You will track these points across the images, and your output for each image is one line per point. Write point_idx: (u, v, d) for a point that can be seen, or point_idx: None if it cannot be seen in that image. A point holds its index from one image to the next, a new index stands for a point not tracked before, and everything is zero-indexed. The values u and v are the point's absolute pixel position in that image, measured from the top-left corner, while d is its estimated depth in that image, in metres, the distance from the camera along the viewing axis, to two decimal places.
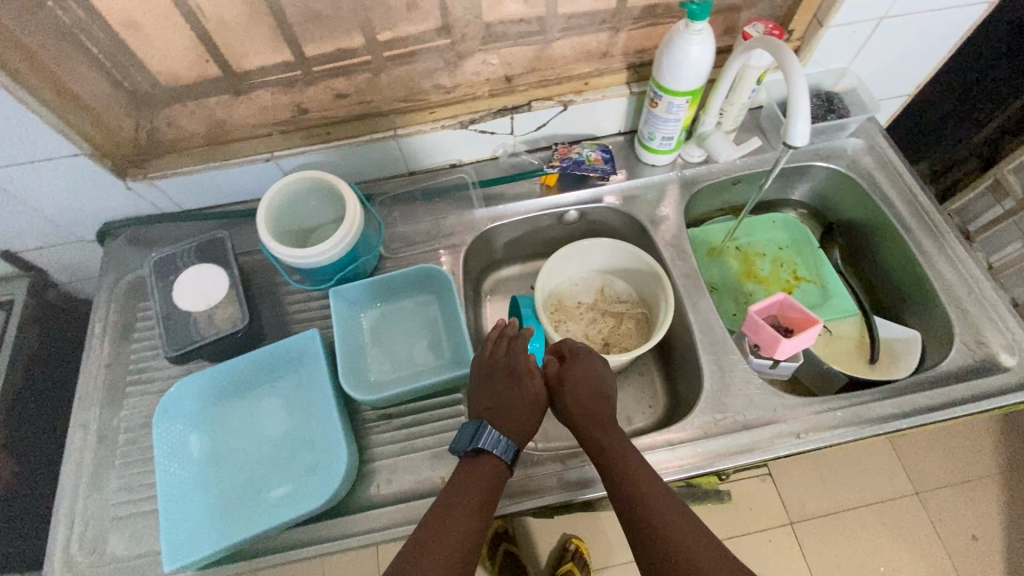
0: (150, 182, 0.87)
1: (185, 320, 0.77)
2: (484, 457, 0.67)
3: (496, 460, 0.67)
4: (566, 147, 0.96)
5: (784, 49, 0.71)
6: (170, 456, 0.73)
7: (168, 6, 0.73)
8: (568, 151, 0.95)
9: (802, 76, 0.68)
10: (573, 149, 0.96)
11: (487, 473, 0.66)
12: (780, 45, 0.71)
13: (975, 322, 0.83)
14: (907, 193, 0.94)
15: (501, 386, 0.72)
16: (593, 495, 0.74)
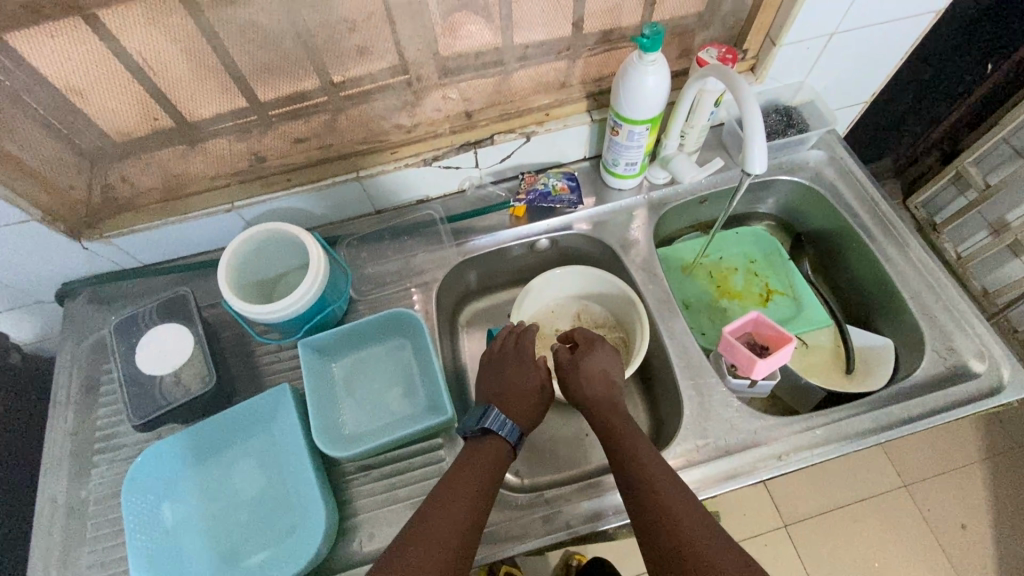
0: (108, 242, 0.85)
1: (150, 386, 0.75)
2: (492, 439, 0.73)
3: (500, 442, 0.73)
4: (531, 177, 0.95)
5: (736, 77, 0.71)
6: (140, 528, 0.70)
7: (108, 77, 0.68)
8: (535, 183, 0.95)
9: (755, 105, 0.69)
10: (539, 178, 0.96)
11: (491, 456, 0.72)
12: (732, 74, 0.72)
13: (945, 328, 0.84)
14: (871, 204, 0.96)
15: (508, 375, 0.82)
16: (606, 527, 0.74)
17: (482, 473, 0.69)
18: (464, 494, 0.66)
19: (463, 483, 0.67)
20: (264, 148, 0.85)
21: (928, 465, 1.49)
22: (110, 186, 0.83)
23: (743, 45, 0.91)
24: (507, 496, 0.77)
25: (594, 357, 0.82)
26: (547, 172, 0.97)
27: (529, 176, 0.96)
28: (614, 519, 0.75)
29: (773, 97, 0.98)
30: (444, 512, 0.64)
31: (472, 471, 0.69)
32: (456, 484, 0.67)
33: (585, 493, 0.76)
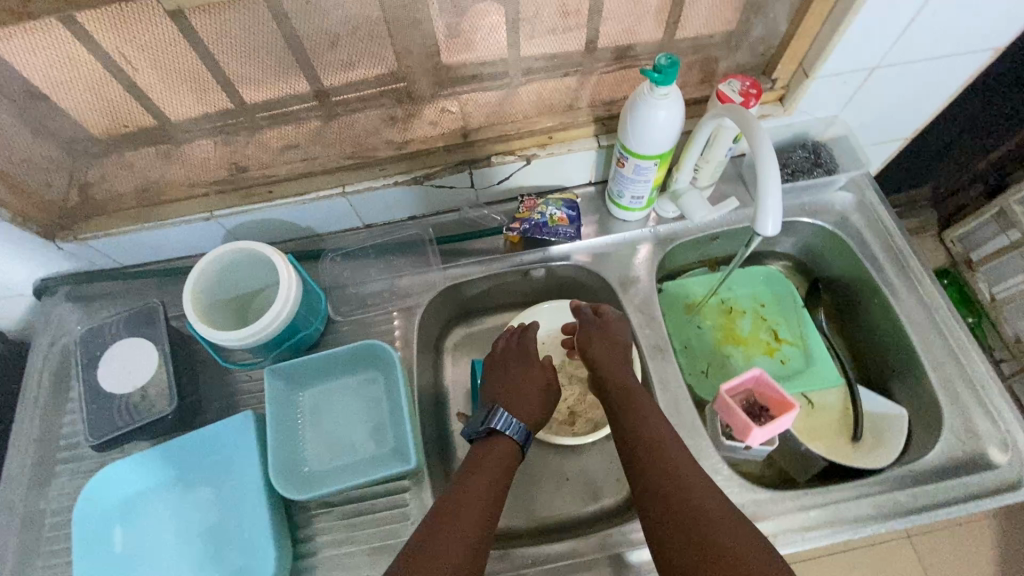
0: (83, 244, 0.82)
1: (109, 406, 0.72)
2: (500, 441, 0.73)
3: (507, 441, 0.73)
4: (531, 203, 0.89)
5: (756, 125, 0.64)
6: (88, 553, 0.68)
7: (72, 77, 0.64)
8: (533, 211, 0.88)
9: (771, 163, 0.62)
10: (536, 207, 0.88)
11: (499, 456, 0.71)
12: (751, 121, 0.65)
13: (967, 408, 0.77)
14: (899, 258, 0.87)
15: (510, 378, 0.81)
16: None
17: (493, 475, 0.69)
18: (476, 495, 0.65)
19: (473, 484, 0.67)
20: (245, 158, 0.80)
21: (967, 534, 1.30)
22: (85, 187, 0.79)
23: (772, 73, 0.82)
24: None
25: (597, 347, 0.79)
26: (547, 199, 0.90)
27: (528, 202, 0.89)
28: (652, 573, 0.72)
29: (803, 131, 0.90)
30: (454, 512, 0.63)
31: (483, 476, 0.68)
32: (466, 486, 0.66)
33: (557, 562, 0.73)
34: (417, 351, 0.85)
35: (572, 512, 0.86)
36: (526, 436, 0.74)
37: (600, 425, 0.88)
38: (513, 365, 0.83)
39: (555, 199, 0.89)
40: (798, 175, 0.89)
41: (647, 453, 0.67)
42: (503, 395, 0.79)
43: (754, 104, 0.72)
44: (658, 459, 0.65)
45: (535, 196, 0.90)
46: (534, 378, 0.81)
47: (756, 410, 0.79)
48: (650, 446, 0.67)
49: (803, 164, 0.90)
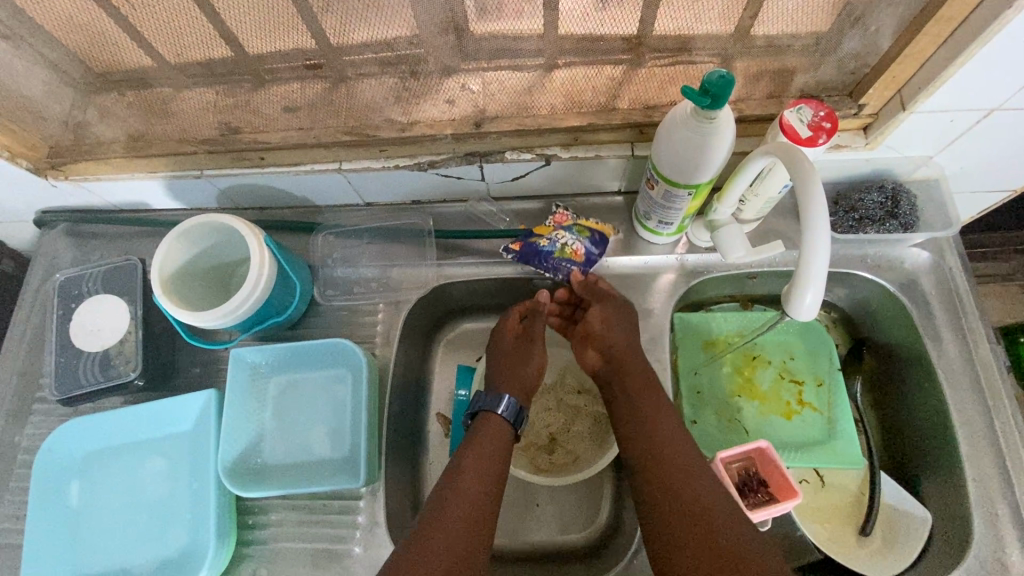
0: (76, 184, 0.79)
1: (76, 361, 0.73)
2: (488, 418, 0.70)
3: (499, 418, 0.71)
4: (558, 223, 0.77)
5: (807, 166, 0.51)
6: (44, 503, 0.69)
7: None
8: (556, 233, 0.76)
9: (820, 227, 0.50)
10: (557, 229, 0.76)
11: (497, 428, 0.70)
12: (801, 159, 0.52)
13: (1004, 534, 0.65)
14: (967, 341, 0.74)
15: (500, 356, 0.77)
16: None
17: (497, 438, 0.69)
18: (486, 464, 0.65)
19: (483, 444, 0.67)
20: (239, 119, 0.73)
21: None
22: (79, 128, 0.75)
23: (860, 97, 0.67)
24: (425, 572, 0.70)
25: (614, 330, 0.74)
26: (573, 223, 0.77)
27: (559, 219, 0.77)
28: None
29: (885, 169, 0.75)
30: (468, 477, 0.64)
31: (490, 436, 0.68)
32: (480, 446, 0.67)
33: None
34: (397, 352, 0.79)
35: (535, 545, 0.78)
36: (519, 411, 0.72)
37: (580, 460, 0.80)
38: (507, 339, 0.78)
39: (584, 228, 0.77)
40: (866, 224, 0.75)
41: (649, 444, 0.66)
42: (494, 373, 0.76)
43: (824, 140, 0.58)
44: (657, 454, 0.65)
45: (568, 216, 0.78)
46: (530, 353, 0.77)
47: (752, 483, 0.70)
48: (652, 435, 0.67)
49: (874, 211, 0.75)
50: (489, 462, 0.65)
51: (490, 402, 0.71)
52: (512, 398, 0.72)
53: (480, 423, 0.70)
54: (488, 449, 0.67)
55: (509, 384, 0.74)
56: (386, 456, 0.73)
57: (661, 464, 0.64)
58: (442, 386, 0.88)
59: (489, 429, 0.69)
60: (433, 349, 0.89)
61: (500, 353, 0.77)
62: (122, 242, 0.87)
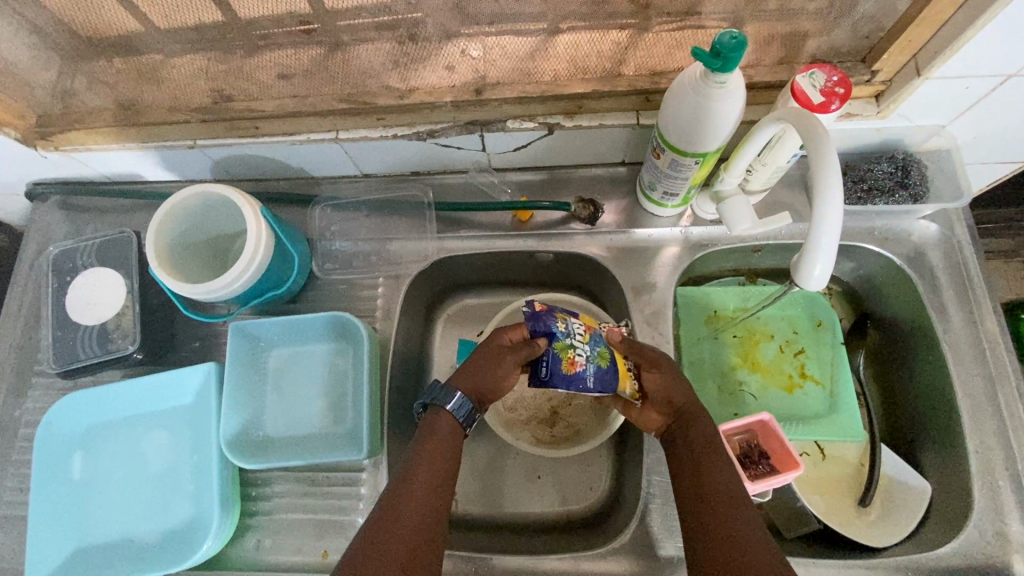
0: (66, 155, 0.76)
1: (74, 334, 0.72)
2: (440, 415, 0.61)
3: (449, 416, 0.61)
4: (586, 329, 0.66)
5: (824, 137, 0.50)
6: (47, 475, 0.70)
7: None
8: (579, 329, 0.65)
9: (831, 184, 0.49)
10: (578, 330, 0.65)
11: (447, 427, 0.61)
12: (819, 129, 0.50)
13: (1004, 506, 0.66)
14: (974, 315, 0.73)
15: (481, 358, 0.65)
16: None
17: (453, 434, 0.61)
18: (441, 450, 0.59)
19: (438, 447, 0.59)
20: (232, 87, 0.71)
21: None
22: (70, 98, 0.73)
23: (874, 63, 0.64)
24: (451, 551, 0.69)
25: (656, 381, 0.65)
26: (594, 349, 0.64)
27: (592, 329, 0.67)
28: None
29: (895, 138, 0.73)
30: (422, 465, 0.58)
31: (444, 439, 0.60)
32: (432, 449, 0.59)
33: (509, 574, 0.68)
34: (398, 326, 0.79)
35: (536, 516, 0.79)
36: (470, 415, 0.62)
37: (581, 433, 0.80)
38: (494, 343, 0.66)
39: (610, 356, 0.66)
40: (875, 194, 0.74)
41: (686, 463, 0.59)
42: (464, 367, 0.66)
43: (837, 106, 0.56)
44: (697, 470, 0.57)
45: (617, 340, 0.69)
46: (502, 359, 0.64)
47: (753, 455, 0.70)
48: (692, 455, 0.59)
49: (884, 181, 0.73)
50: (433, 473, 0.57)
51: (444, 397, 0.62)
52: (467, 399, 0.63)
53: (427, 422, 0.61)
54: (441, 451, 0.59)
55: (474, 382, 0.64)
56: (388, 430, 0.73)
57: (701, 486, 0.56)
58: (443, 360, 0.87)
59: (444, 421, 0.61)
60: (434, 323, 0.88)
61: (480, 356, 0.65)
62: (117, 215, 0.85)
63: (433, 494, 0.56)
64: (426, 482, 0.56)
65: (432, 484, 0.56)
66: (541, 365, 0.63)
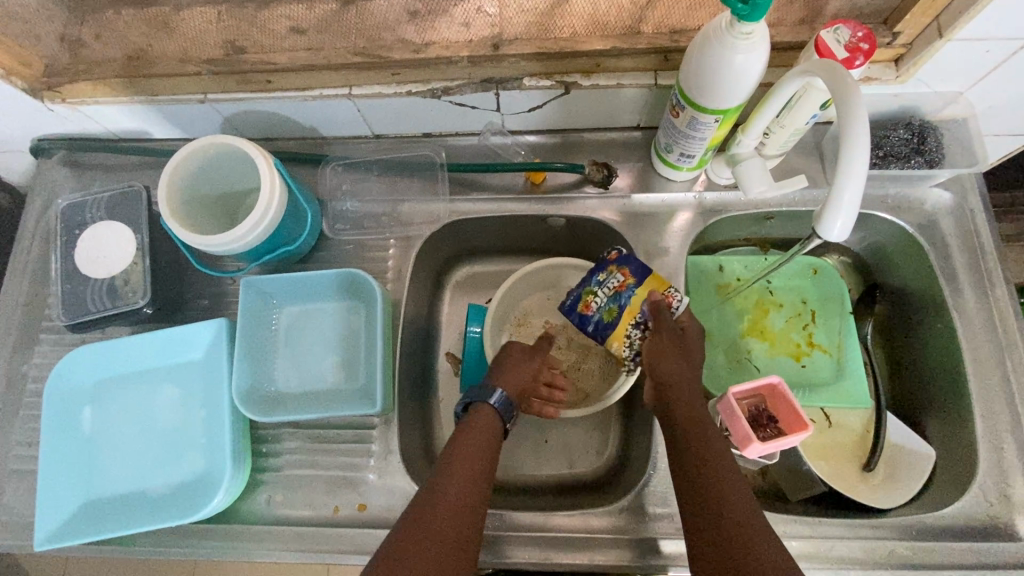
0: (72, 108, 0.74)
1: (84, 287, 0.72)
2: (481, 411, 0.64)
3: (491, 410, 0.64)
4: (625, 282, 0.69)
5: (857, 105, 0.49)
6: (57, 427, 0.70)
7: None
8: (617, 281, 0.69)
9: (859, 166, 0.48)
10: (611, 285, 0.70)
11: (489, 420, 0.64)
12: (854, 95, 0.49)
13: (1008, 468, 0.67)
14: (984, 284, 0.73)
15: (509, 357, 0.71)
16: (673, 545, 0.66)
17: (489, 432, 0.62)
18: (478, 442, 0.60)
19: (471, 441, 0.61)
20: (245, 39, 0.69)
21: None
22: (78, 48, 0.72)
23: (896, 25, 0.64)
24: None
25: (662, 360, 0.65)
26: (610, 303, 0.69)
27: (635, 285, 0.68)
28: (676, 541, 0.66)
29: (912, 106, 0.72)
30: (457, 459, 0.59)
31: (477, 433, 0.62)
32: (461, 448, 0.60)
33: (517, 530, 0.68)
34: (409, 288, 0.78)
35: (543, 478, 0.79)
36: (509, 407, 0.66)
37: (589, 397, 0.80)
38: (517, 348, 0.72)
39: (628, 312, 0.69)
40: (890, 160, 0.74)
41: (685, 460, 0.58)
42: (499, 368, 0.69)
43: (860, 62, 0.56)
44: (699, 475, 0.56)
45: (656, 300, 0.67)
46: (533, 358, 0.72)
47: (762, 419, 0.70)
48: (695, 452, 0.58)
49: (899, 148, 0.74)
50: (474, 465, 0.58)
51: (484, 392, 0.65)
52: (506, 392, 0.66)
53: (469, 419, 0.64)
54: (475, 448, 0.60)
55: (509, 378, 0.68)
56: (399, 388, 0.73)
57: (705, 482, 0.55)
58: (452, 325, 0.87)
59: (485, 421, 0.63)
60: (443, 289, 0.88)
61: (506, 358, 0.70)
62: (123, 172, 0.84)
63: (469, 490, 0.56)
64: (461, 475, 0.57)
65: (467, 478, 0.57)
66: (572, 295, 0.74)
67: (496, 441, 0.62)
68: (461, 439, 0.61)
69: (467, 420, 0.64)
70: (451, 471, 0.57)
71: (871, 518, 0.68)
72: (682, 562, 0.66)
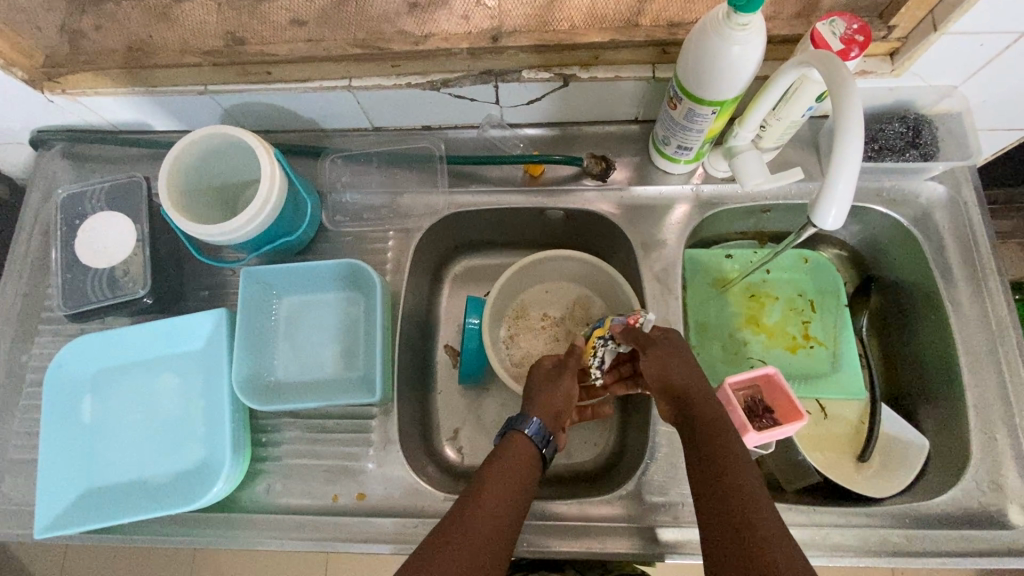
0: (73, 99, 0.74)
1: (84, 277, 0.72)
2: (514, 438, 0.62)
3: (526, 439, 0.62)
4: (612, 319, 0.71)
5: (850, 105, 0.49)
6: (57, 416, 0.70)
7: None
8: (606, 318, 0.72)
9: (853, 154, 0.49)
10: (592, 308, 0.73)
11: (524, 448, 0.61)
12: (849, 94, 0.50)
13: (1000, 457, 0.68)
14: (977, 276, 0.74)
15: (536, 379, 0.69)
16: (671, 534, 0.67)
17: (525, 466, 0.60)
18: (514, 472, 0.58)
19: (507, 465, 0.59)
20: (245, 30, 0.70)
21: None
22: (79, 39, 0.72)
23: (891, 19, 0.64)
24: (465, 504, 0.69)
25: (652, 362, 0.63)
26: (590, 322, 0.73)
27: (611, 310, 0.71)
28: (673, 530, 0.67)
29: (907, 99, 0.73)
30: (492, 483, 0.56)
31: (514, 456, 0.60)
32: (495, 473, 0.58)
33: None
34: (408, 279, 0.79)
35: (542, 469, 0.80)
36: (547, 438, 0.63)
37: None
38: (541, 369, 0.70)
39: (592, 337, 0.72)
40: (885, 154, 0.75)
41: (699, 464, 0.55)
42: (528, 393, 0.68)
43: (855, 54, 0.57)
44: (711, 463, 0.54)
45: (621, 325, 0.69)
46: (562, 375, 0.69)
47: (758, 409, 0.70)
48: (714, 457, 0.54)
49: (895, 141, 0.75)
50: (509, 493, 0.56)
51: (518, 422, 0.64)
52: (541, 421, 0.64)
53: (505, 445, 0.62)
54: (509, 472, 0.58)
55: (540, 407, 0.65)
56: (398, 378, 0.74)
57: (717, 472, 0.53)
58: (451, 318, 0.87)
59: (521, 451, 0.61)
60: (442, 282, 0.88)
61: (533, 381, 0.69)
62: (123, 164, 0.84)
63: (501, 518, 0.54)
64: (496, 498, 0.55)
65: (501, 503, 0.55)
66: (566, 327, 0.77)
67: (533, 473, 0.61)
68: (495, 465, 0.58)
69: (503, 449, 0.61)
70: (486, 493, 0.55)
71: (866, 507, 0.69)
72: (679, 550, 0.66)
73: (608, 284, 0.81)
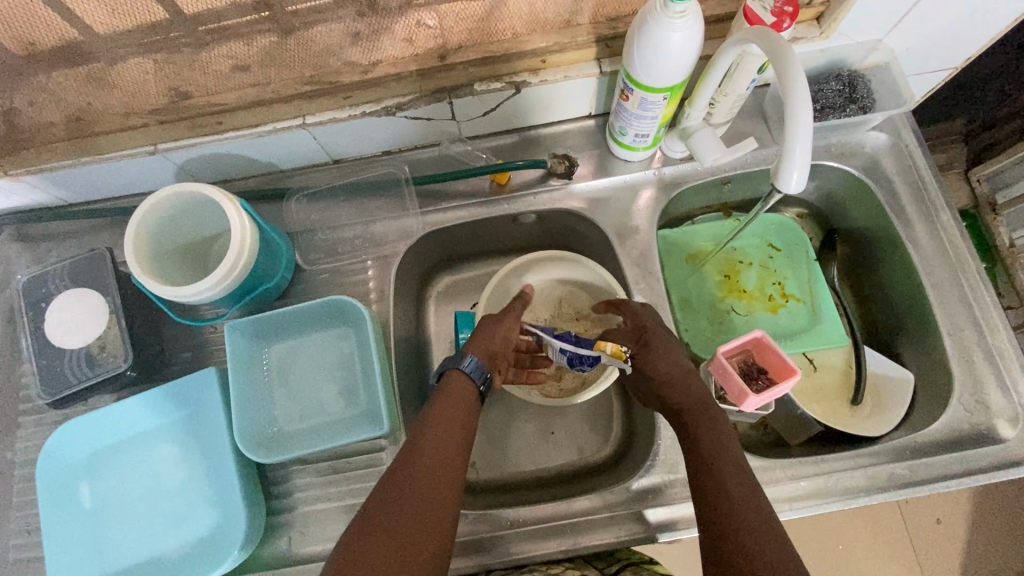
0: (17, 180, 0.72)
1: (61, 360, 0.70)
2: (452, 375, 0.63)
3: (465, 376, 0.63)
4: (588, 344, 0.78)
5: (791, 66, 0.52)
6: (55, 506, 0.67)
7: None
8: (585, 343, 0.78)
9: (803, 109, 0.52)
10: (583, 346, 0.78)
11: (460, 390, 0.62)
12: (787, 57, 0.53)
13: (980, 377, 0.72)
14: (931, 213, 0.79)
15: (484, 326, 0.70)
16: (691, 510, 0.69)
17: (461, 400, 0.61)
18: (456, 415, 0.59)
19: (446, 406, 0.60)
20: (187, 82, 0.67)
21: (970, 495, 1.15)
22: (9, 117, 0.68)
23: None
24: (495, 513, 0.70)
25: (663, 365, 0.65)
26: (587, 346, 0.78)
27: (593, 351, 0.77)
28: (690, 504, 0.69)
29: (838, 58, 0.77)
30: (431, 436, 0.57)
31: (450, 402, 0.60)
32: (445, 414, 0.59)
33: (540, 523, 0.69)
34: (394, 306, 0.79)
35: (554, 469, 0.81)
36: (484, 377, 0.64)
37: (587, 381, 0.80)
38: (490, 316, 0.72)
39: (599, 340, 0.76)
40: (828, 112, 0.78)
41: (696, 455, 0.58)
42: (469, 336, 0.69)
43: (787, 24, 0.60)
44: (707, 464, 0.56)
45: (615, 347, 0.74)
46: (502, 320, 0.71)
47: (754, 372, 0.72)
48: (703, 458, 0.57)
49: (834, 99, 0.78)
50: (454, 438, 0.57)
51: (455, 360, 0.64)
52: (478, 358, 0.65)
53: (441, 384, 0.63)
54: (453, 415, 0.59)
55: (480, 345, 0.66)
56: (400, 407, 0.74)
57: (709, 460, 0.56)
58: (441, 336, 0.88)
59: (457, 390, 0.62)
60: (426, 302, 0.88)
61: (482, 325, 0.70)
62: (80, 238, 0.81)
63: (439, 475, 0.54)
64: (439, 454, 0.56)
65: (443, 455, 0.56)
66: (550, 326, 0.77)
67: (471, 409, 0.61)
68: (445, 404, 0.60)
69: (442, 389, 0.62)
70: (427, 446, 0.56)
71: (868, 446, 0.72)
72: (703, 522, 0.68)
73: (589, 278, 0.82)
